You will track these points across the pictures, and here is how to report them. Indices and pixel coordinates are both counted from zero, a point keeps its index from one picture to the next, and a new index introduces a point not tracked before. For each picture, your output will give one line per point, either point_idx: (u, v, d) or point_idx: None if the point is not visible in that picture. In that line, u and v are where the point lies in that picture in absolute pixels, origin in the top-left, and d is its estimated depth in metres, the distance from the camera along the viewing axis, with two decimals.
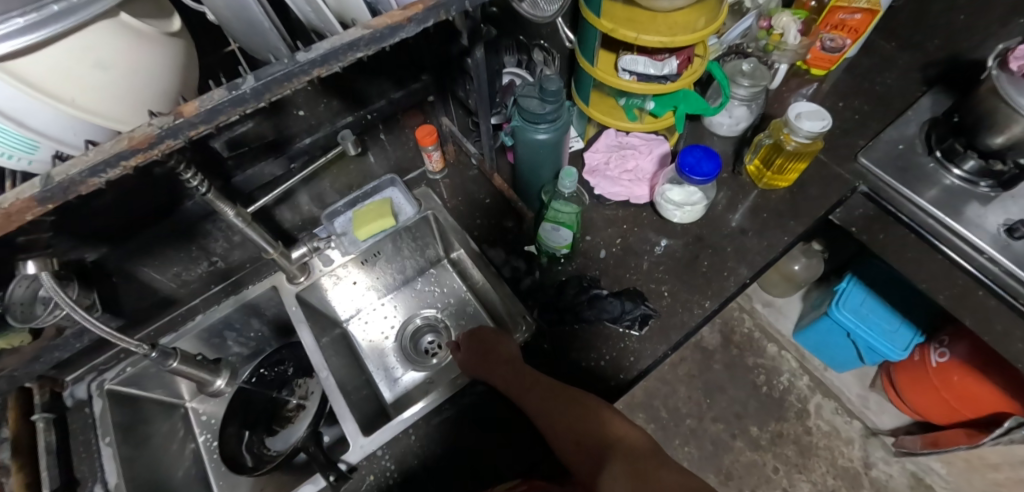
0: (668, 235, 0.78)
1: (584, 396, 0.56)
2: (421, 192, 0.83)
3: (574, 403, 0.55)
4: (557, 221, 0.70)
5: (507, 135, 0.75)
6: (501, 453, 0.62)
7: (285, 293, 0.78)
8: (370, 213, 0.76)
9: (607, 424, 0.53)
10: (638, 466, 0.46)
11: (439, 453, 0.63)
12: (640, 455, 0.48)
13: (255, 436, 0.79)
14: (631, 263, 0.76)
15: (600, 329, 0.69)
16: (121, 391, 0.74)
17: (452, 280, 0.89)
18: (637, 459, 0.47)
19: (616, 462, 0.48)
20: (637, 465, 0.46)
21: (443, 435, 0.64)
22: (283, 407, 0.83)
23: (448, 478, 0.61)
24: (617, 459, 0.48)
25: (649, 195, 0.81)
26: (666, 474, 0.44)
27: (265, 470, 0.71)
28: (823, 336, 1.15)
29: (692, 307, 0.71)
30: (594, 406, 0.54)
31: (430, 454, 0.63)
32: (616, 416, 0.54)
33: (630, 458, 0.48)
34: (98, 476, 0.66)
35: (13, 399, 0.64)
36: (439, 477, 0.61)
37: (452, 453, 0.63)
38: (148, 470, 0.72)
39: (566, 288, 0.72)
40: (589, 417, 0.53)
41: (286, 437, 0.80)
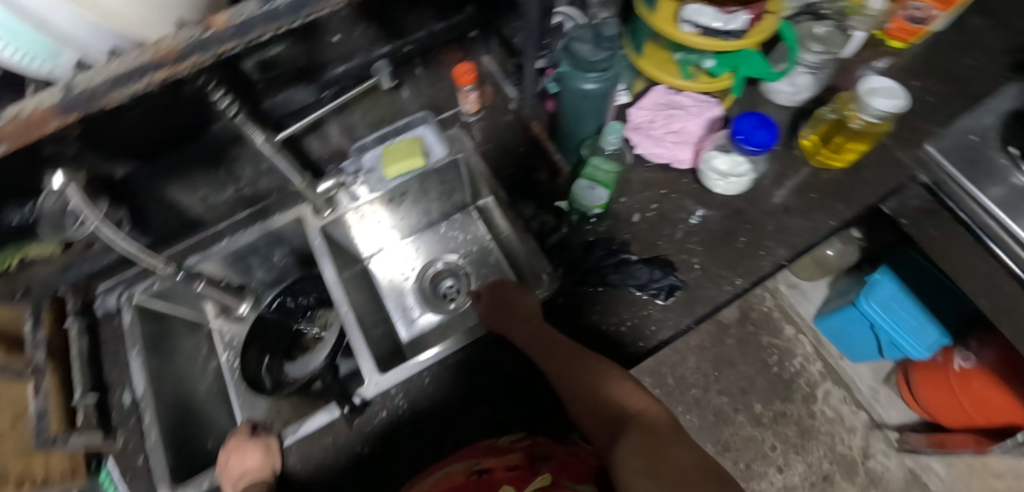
0: (706, 206, 0.74)
1: (600, 361, 0.55)
2: (453, 134, 0.79)
3: (590, 367, 0.54)
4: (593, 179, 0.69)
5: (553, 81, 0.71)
6: (512, 404, 0.64)
7: (309, 225, 0.77)
8: (399, 152, 0.75)
9: (621, 393, 0.52)
10: (651, 436, 0.46)
11: (451, 399, 0.64)
12: (653, 424, 0.48)
13: (275, 361, 0.82)
14: (664, 231, 0.72)
15: (624, 294, 0.67)
16: (149, 307, 0.76)
17: (476, 228, 0.87)
18: (648, 429, 0.47)
19: (628, 431, 0.48)
20: (650, 435, 0.46)
21: (456, 382, 0.65)
22: (303, 336, 0.84)
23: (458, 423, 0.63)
24: (630, 428, 0.48)
25: (694, 162, 0.76)
26: (679, 447, 0.44)
27: (287, 392, 0.74)
28: (844, 324, 1.12)
29: (721, 282, 0.69)
30: (610, 373, 0.54)
31: (443, 399, 0.64)
32: (631, 386, 0.53)
33: (643, 428, 0.48)
34: (127, 386, 0.69)
35: (47, 305, 0.68)
36: (448, 421, 0.63)
37: (463, 400, 0.64)
38: (174, 381, 0.76)
39: (592, 251, 0.70)
40: (602, 384, 0.53)
41: (304, 365, 0.81)
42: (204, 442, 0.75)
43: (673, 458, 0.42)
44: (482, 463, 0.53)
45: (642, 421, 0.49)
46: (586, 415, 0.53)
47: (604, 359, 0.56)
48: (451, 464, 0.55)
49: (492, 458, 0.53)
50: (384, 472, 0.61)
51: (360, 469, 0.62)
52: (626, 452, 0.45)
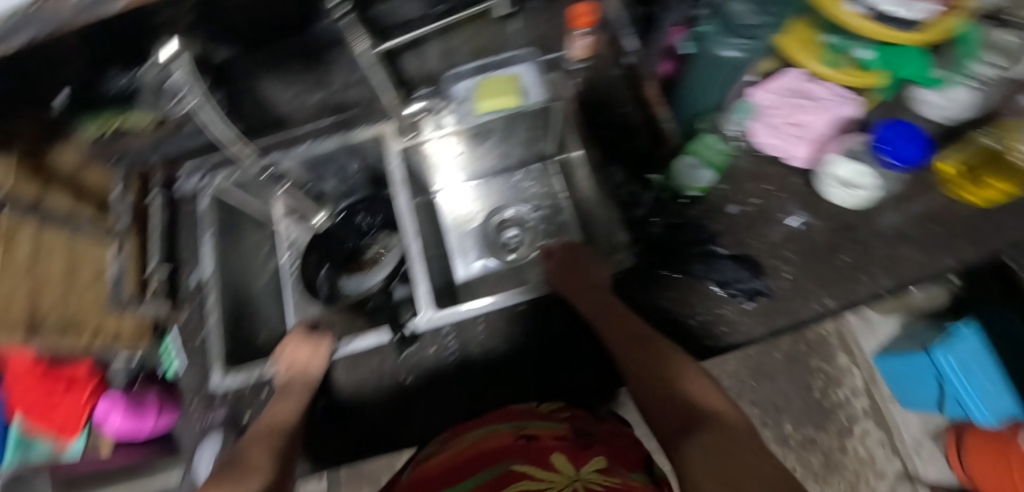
0: (813, 214, 0.67)
1: (676, 355, 0.52)
2: (552, 78, 0.73)
3: (662, 360, 0.51)
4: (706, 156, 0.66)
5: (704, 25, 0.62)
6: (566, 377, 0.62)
7: (391, 146, 0.74)
8: (495, 87, 0.72)
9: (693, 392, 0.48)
10: (727, 436, 0.40)
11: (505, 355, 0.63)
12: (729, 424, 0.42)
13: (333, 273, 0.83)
14: (759, 230, 0.67)
15: (702, 287, 0.63)
16: (226, 201, 0.77)
17: (551, 183, 0.85)
18: (722, 430, 0.41)
19: (699, 426, 0.43)
20: (723, 437, 0.40)
21: (510, 336, 0.63)
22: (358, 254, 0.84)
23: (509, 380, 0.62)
24: (701, 425, 0.43)
25: (811, 162, 0.68)
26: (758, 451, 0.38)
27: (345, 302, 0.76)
28: (907, 369, 1.04)
29: (810, 299, 0.63)
30: (685, 369, 0.50)
31: (493, 350, 0.63)
32: (707, 386, 0.48)
33: (714, 426, 0.42)
34: (196, 264, 0.72)
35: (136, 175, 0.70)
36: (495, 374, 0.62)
37: (515, 356, 0.63)
38: (238, 270, 0.78)
39: (677, 236, 0.66)
40: (674, 377, 0.49)
41: (358, 282, 0.80)
42: (258, 333, 0.78)
43: (753, 465, 0.36)
44: (530, 429, 0.50)
45: (717, 422, 0.43)
46: (652, 401, 0.49)
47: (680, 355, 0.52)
48: (495, 425, 0.52)
49: (542, 429, 0.50)
50: (426, 410, 0.62)
51: (403, 403, 0.62)
52: (692, 448, 0.40)
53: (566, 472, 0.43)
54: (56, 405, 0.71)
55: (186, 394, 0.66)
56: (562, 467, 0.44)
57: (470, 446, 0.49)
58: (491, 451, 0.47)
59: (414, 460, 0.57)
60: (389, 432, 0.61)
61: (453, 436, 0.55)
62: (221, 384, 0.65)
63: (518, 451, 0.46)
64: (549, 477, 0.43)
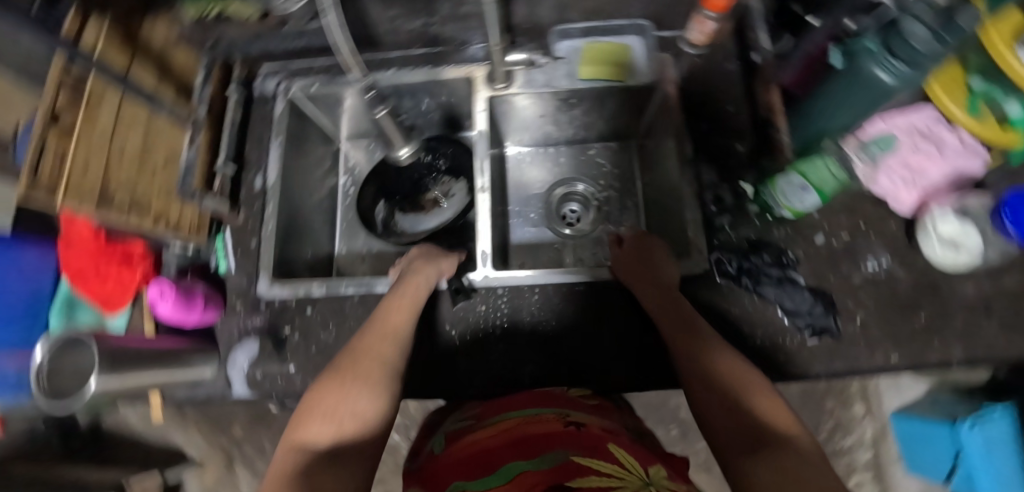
0: (899, 263, 0.64)
1: (744, 371, 0.49)
2: (661, 57, 0.71)
3: (728, 373, 0.49)
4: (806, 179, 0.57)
5: (869, 39, 0.48)
6: (616, 369, 0.60)
7: (479, 90, 0.72)
8: (603, 54, 0.70)
9: (762, 409, 0.44)
10: (799, 460, 0.37)
11: (553, 330, 0.62)
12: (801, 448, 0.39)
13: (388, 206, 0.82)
14: (842, 268, 0.63)
15: (769, 311, 0.61)
16: (300, 105, 0.76)
17: (626, 165, 0.84)
18: (792, 453, 0.38)
19: (766, 445, 0.40)
20: (793, 460, 0.37)
21: (563, 313, 0.63)
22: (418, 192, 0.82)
23: (555, 357, 0.61)
24: (770, 445, 0.39)
25: (913, 209, 0.64)
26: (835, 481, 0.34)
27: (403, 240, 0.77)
28: (926, 433, 1.02)
29: (876, 350, 0.60)
30: (753, 384, 0.47)
31: (543, 322, 0.63)
32: (778, 406, 0.45)
33: (782, 447, 0.39)
34: (261, 169, 0.71)
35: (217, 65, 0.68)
36: (540, 346, 0.62)
37: (563, 333, 0.62)
38: (297, 182, 0.77)
39: (756, 253, 0.63)
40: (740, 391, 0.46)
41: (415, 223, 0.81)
42: (305, 249, 0.78)
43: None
44: (575, 417, 0.47)
45: (786, 444, 0.40)
46: (711, 411, 0.46)
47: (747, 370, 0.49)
48: (539, 410, 0.49)
49: (587, 420, 0.47)
50: (467, 369, 0.62)
51: (447, 356, 0.62)
52: (758, 468, 0.37)
53: (637, 472, 0.37)
54: (105, 277, 0.64)
55: (233, 294, 0.66)
56: (630, 464, 0.39)
57: (511, 424, 0.46)
58: (531, 433, 0.44)
59: (444, 435, 0.53)
60: (427, 381, 0.62)
61: (488, 413, 0.53)
62: (267, 293, 0.66)
63: (564, 436, 0.42)
64: (616, 473, 0.37)
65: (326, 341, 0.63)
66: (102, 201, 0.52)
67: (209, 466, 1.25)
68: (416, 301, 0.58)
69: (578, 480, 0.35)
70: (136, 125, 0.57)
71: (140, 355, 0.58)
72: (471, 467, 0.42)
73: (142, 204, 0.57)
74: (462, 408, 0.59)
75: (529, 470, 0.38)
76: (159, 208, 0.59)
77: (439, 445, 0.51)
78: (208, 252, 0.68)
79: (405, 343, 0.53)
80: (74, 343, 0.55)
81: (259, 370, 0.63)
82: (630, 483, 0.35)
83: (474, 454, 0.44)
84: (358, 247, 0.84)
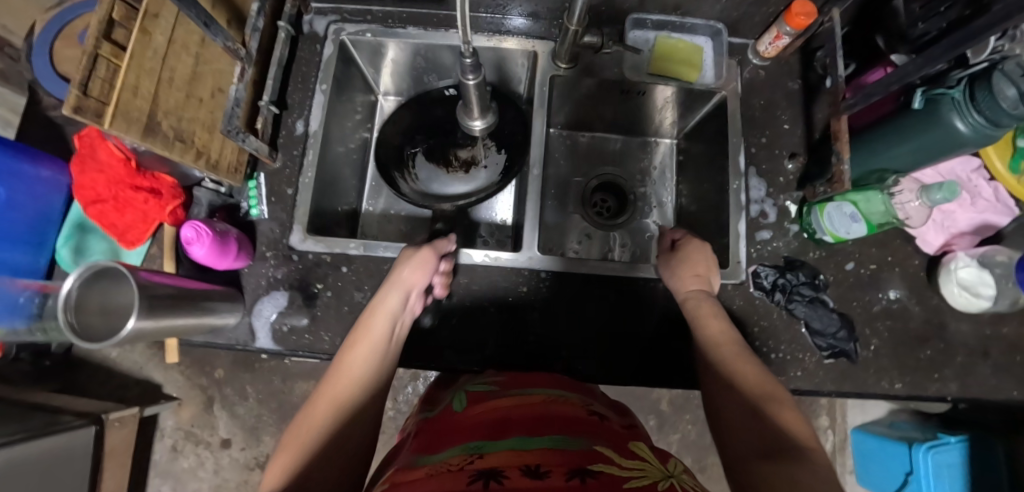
0: (916, 300, 0.67)
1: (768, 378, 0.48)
2: (727, 64, 0.71)
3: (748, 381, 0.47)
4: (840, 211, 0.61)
5: (952, 88, 0.49)
6: (637, 358, 0.64)
7: (541, 68, 0.71)
8: (676, 51, 0.70)
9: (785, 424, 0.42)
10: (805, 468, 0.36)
11: (584, 307, 0.65)
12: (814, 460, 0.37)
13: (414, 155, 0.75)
14: (864, 296, 0.66)
15: (794, 328, 0.64)
16: (348, 51, 0.72)
17: (667, 163, 0.85)
18: (804, 460, 0.37)
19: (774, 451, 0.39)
20: (797, 465, 0.36)
21: (596, 302, 0.65)
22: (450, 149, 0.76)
23: (587, 341, 0.64)
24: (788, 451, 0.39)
25: (937, 251, 0.67)
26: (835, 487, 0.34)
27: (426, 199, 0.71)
28: (882, 452, 1.09)
29: (882, 377, 0.64)
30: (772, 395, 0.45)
31: (575, 306, 0.65)
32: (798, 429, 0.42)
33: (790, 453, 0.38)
34: (304, 114, 0.67)
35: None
36: (568, 328, 0.64)
37: (594, 322, 0.65)
38: (335, 132, 0.74)
39: (791, 271, 0.65)
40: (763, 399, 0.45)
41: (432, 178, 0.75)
42: (335, 204, 0.75)
43: None
44: (598, 409, 0.47)
45: (805, 456, 0.38)
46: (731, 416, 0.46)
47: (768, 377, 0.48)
48: (562, 392, 0.49)
49: (609, 414, 0.47)
50: (508, 345, 0.64)
51: (486, 332, 0.64)
52: (767, 473, 0.37)
53: (655, 462, 0.36)
54: (128, 206, 0.61)
55: (264, 241, 0.64)
56: (645, 454, 0.38)
57: (537, 400, 0.46)
58: (564, 414, 0.43)
59: (464, 394, 0.51)
60: (467, 355, 0.63)
61: (512, 384, 0.51)
62: (300, 246, 0.63)
63: (590, 424, 0.42)
64: (637, 463, 0.35)
65: (360, 302, 0.62)
66: (147, 129, 0.48)
67: (186, 405, 1.23)
68: (388, 336, 0.50)
69: (600, 465, 0.33)
70: (187, 49, 0.52)
71: (174, 297, 0.51)
72: (485, 430, 0.41)
73: (185, 136, 0.52)
74: (487, 375, 0.57)
75: (555, 447, 0.36)
76: (201, 143, 0.54)
77: (460, 404, 0.49)
78: (240, 193, 0.64)
79: (369, 390, 0.46)
80: (113, 275, 0.49)
81: (287, 323, 0.62)
82: (651, 474, 0.34)
83: (495, 420, 0.42)
84: (387, 208, 0.82)
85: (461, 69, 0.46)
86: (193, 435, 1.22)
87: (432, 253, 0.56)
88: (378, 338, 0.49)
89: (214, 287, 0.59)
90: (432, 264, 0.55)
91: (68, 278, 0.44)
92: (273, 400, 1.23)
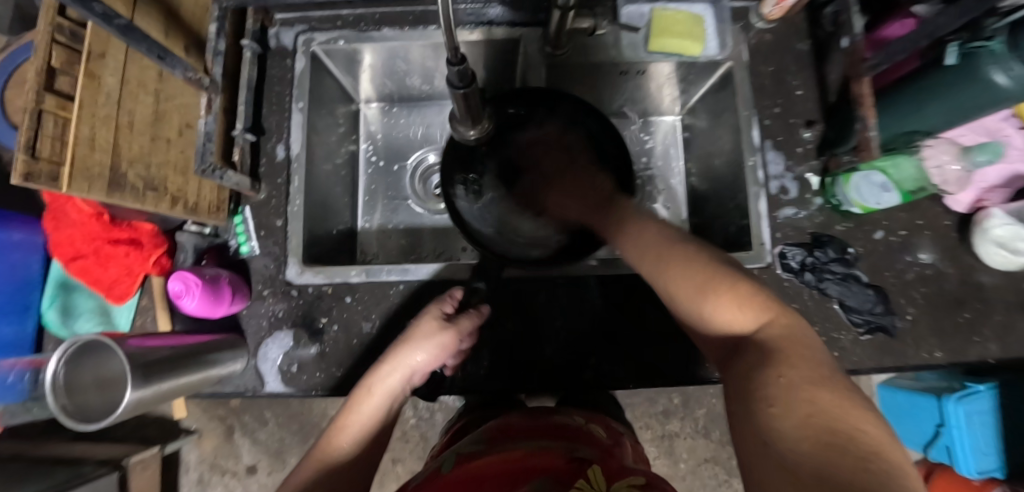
0: (950, 262, 0.63)
1: (763, 300, 0.34)
2: (730, 31, 0.66)
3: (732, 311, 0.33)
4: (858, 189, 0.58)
5: (991, 39, 0.44)
6: (644, 359, 0.60)
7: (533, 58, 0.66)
8: (674, 25, 0.64)
9: (783, 375, 0.26)
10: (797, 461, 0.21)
11: (591, 318, 0.62)
12: (848, 438, 0.22)
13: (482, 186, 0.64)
14: (896, 264, 0.63)
15: (826, 306, 0.61)
16: (322, 61, 0.67)
17: (671, 141, 0.80)
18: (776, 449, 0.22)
19: (757, 423, 0.25)
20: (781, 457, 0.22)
21: (591, 314, 0.62)
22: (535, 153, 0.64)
23: (598, 349, 0.61)
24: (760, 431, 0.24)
25: (968, 209, 0.63)
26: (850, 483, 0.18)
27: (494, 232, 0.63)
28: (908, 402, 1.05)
29: (921, 346, 0.61)
30: (792, 334, 0.30)
31: (579, 319, 0.62)
32: (834, 387, 0.25)
33: (771, 433, 0.23)
34: (283, 137, 0.63)
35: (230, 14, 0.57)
36: (574, 341, 0.61)
37: (594, 324, 0.61)
38: (320, 150, 0.69)
39: (820, 248, 0.62)
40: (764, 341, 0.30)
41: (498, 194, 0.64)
42: (330, 226, 0.71)
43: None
44: (583, 453, 0.45)
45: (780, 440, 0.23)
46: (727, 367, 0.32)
47: (762, 302, 0.33)
48: (548, 442, 0.47)
49: (596, 455, 0.46)
50: (534, 358, 0.61)
51: (510, 348, 0.61)
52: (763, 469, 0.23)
53: (595, 483, 0.39)
54: (111, 259, 0.58)
55: (260, 278, 0.60)
56: (592, 478, 0.40)
57: (517, 455, 0.45)
58: (537, 465, 0.42)
59: (453, 455, 0.49)
60: (487, 376, 0.60)
61: (501, 441, 0.50)
62: (298, 279, 0.60)
63: (564, 472, 0.41)
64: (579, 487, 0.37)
65: (369, 333, 0.59)
66: (112, 183, 0.45)
67: (207, 437, 1.20)
68: (378, 414, 0.51)
69: None
70: (145, 87, 0.49)
71: (171, 358, 0.50)
72: None
73: (156, 184, 0.49)
74: (481, 431, 0.56)
75: None
76: (176, 188, 0.50)
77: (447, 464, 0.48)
78: (228, 230, 0.60)
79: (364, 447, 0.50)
80: (100, 348, 0.47)
81: (294, 363, 0.58)
82: None
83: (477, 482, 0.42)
84: (385, 222, 0.79)
85: (449, 78, 0.41)
86: (219, 465, 1.19)
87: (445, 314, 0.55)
88: (370, 416, 0.51)
89: (213, 337, 0.55)
90: (447, 356, 0.54)
91: (50, 360, 0.42)
92: (293, 422, 1.19)
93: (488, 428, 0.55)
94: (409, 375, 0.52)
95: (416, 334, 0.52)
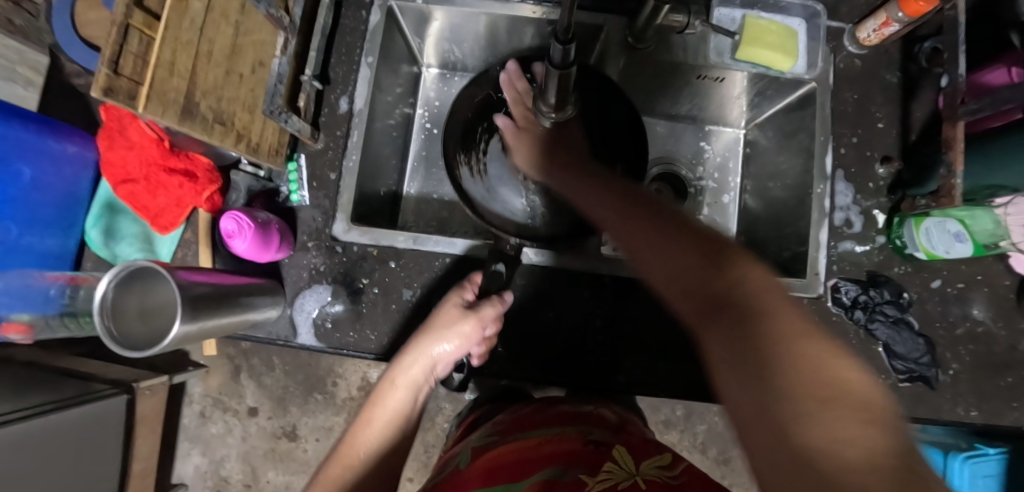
0: (1002, 323, 0.61)
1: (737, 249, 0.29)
2: (821, 49, 0.63)
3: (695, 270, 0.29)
4: (928, 233, 0.56)
5: None
6: (670, 370, 0.60)
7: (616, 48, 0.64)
8: (767, 36, 0.62)
9: (781, 343, 0.23)
10: (806, 449, 0.18)
11: (626, 318, 0.61)
12: (860, 408, 0.19)
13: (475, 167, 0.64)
14: (947, 317, 0.61)
15: (869, 347, 0.59)
16: (396, 18, 0.65)
17: (731, 154, 0.78)
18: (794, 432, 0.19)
19: (761, 395, 0.21)
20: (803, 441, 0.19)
21: (619, 312, 0.61)
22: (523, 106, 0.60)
23: (625, 351, 0.60)
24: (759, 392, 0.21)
25: None
26: (860, 484, 0.16)
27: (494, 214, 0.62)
28: None
29: (957, 404, 0.59)
30: (767, 284, 0.27)
31: (611, 317, 0.61)
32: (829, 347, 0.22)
33: (770, 411, 0.21)
34: (349, 90, 0.62)
35: None
36: (606, 343, 0.60)
37: (614, 320, 0.61)
38: (380, 108, 0.67)
39: (875, 288, 0.60)
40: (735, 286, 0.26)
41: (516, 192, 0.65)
42: (378, 187, 0.69)
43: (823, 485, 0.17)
44: (596, 435, 0.45)
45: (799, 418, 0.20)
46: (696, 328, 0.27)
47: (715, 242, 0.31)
48: (561, 428, 0.47)
49: (610, 436, 0.46)
50: (569, 352, 0.60)
51: (541, 338, 0.60)
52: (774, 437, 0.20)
53: (624, 464, 0.40)
54: (163, 188, 0.58)
55: (308, 229, 0.59)
56: (620, 459, 0.41)
57: (534, 442, 0.45)
58: (555, 449, 0.43)
59: (469, 450, 0.50)
60: (517, 363, 0.60)
61: (514, 431, 0.50)
62: (344, 236, 0.58)
63: (581, 455, 0.42)
64: (606, 465, 0.40)
65: (408, 301, 0.59)
66: (185, 111, 0.44)
67: (213, 373, 1.18)
68: (403, 409, 0.49)
69: (593, 475, 0.38)
70: (227, 17, 0.48)
71: (213, 295, 0.49)
72: (483, 480, 0.41)
73: (225, 118, 0.48)
74: (492, 423, 0.56)
75: (547, 479, 0.39)
76: (242, 125, 0.50)
77: (463, 459, 0.48)
78: (282, 176, 0.60)
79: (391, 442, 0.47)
80: (149, 276, 0.47)
81: (329, 319, 0.58)
82: (617, 476, 0.38)
83: (493, 470, 0.42)
84: (428, 191, 0.77)
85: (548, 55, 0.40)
86: (221, 402, 1.18)
87: (461, 295, 0.52)
88: (395, 410, 0.49)
89: (255, 280, 0.55)
90: (473, 344, 0.51)
91: (103, 279, 0.41)
92: (299, 372, 1.16)
93: (495, 420, 0.56)
94: (430, 366, 0.50)
95: (437, 320, 0.50)
